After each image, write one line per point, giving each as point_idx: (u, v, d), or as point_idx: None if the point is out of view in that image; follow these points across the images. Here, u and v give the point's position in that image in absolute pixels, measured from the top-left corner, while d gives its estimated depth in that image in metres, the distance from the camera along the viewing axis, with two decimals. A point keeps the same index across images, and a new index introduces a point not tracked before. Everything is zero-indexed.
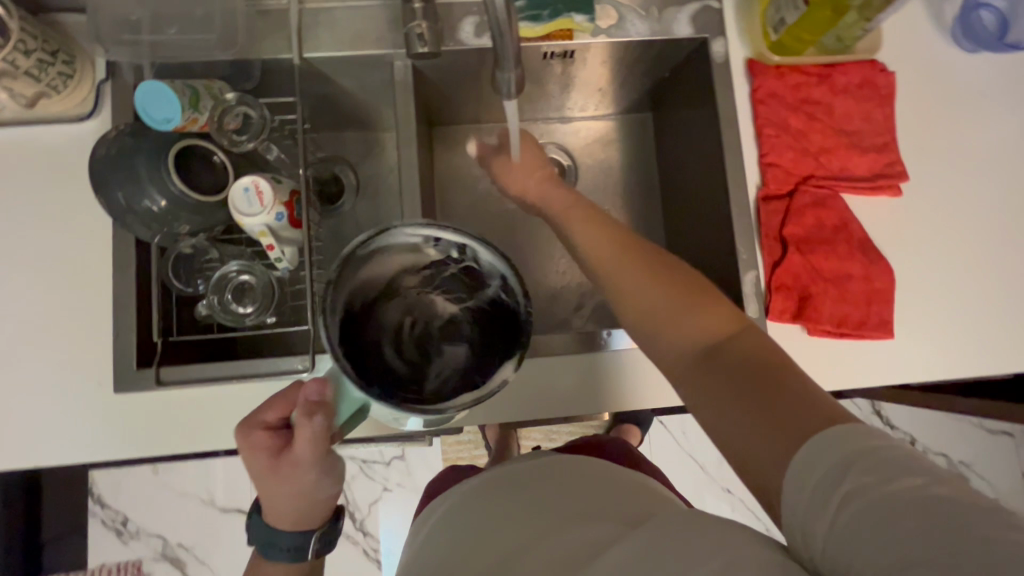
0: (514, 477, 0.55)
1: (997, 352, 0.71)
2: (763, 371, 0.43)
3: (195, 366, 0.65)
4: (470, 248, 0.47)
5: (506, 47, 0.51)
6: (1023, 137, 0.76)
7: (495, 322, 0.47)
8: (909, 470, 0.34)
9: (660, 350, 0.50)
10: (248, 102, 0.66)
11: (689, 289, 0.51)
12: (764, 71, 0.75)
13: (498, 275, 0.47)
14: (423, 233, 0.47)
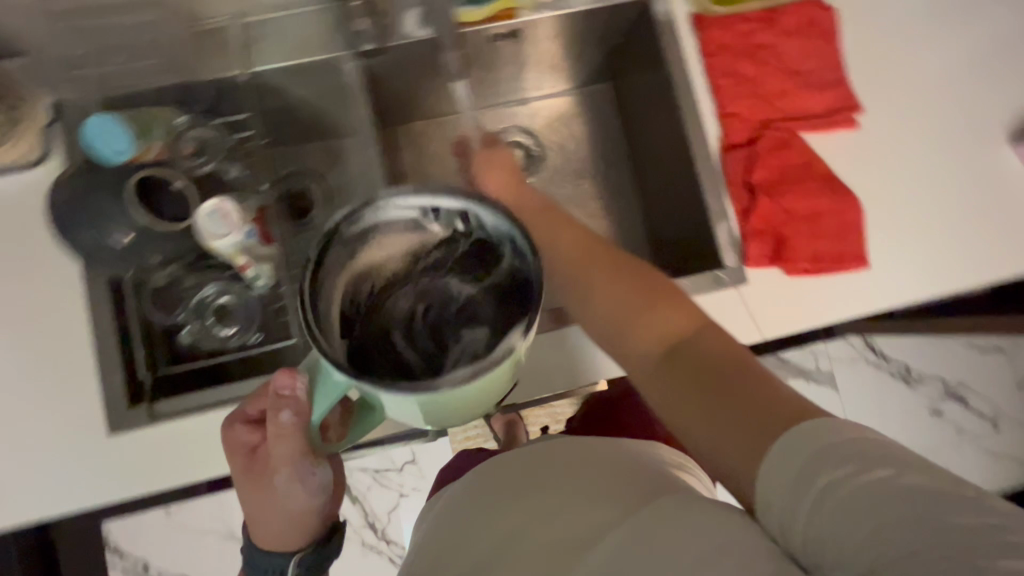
0: (502, 464, 0.56)
1: (969, 268, 0.73)
2: (734, 372, 0.44)
3: (187, 396, 0.65)
4: (473, 213, 0.43)
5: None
6: (967, 54, 0.78)
7: (511, 294, 0.43)
8: (874, 459, 0.36)
9: (628, 354, 0.51)
10: (200, 124, 0.67)
11: (655, 292, 0.52)
12: (709, 25, 0.76)
13: (508, 241, 0.43)
14: (419, 203, 0.43)
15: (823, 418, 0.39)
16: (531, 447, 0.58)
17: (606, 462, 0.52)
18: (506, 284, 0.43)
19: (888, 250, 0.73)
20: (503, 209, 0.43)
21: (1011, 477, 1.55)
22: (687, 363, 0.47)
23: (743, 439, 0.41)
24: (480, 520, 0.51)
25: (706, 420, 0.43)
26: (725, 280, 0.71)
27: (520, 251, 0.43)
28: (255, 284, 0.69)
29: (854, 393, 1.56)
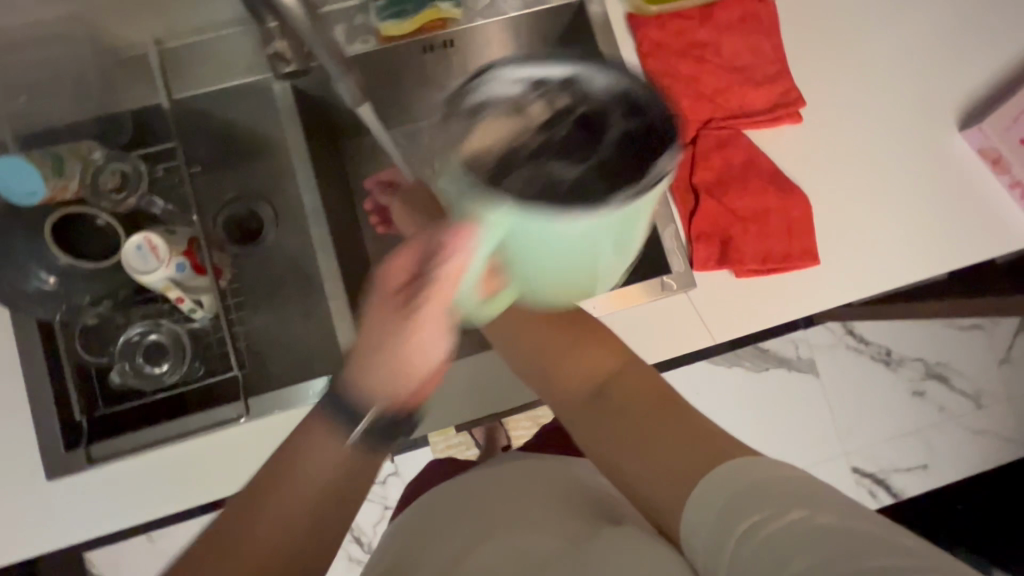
0: (450, 492, 0.57)
1: (921, 259, 0.72)
2: (650, 410, 0.50)
3: (126, 435, 0.64)
4: (579, 75, 0.37)
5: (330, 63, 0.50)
6: (908, 39, 0.76)
7: (637, 140, 0.35)
8: (794, 501, 0.35)
9: (561, 400, 0.57)
10: (118, 158, 0.64)
11: (578, 334, 0.58)
12: (645, 24, 0.74)
13: (621, 91, 0.37)
14: (522, 77, 0.37)
15: (738, 457, 0.41)
16: (481, 474, 0.59)
17: (544, 492, 0.53)
18: (633, 128, 0.35)
19: (838, 245, 0.72)
20: (614, 62, 0.37)
21: (997, 455, 1.54)
22: (610, 406, 0.53)
23: (666, 484, 0.44)
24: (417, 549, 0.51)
25: (633, 462, 0.48)
26: (671, 287, 0.69)
27: (636, 100, 0.36)
28: (194, 317, 0.67)
29: (836, 379, 1.55)
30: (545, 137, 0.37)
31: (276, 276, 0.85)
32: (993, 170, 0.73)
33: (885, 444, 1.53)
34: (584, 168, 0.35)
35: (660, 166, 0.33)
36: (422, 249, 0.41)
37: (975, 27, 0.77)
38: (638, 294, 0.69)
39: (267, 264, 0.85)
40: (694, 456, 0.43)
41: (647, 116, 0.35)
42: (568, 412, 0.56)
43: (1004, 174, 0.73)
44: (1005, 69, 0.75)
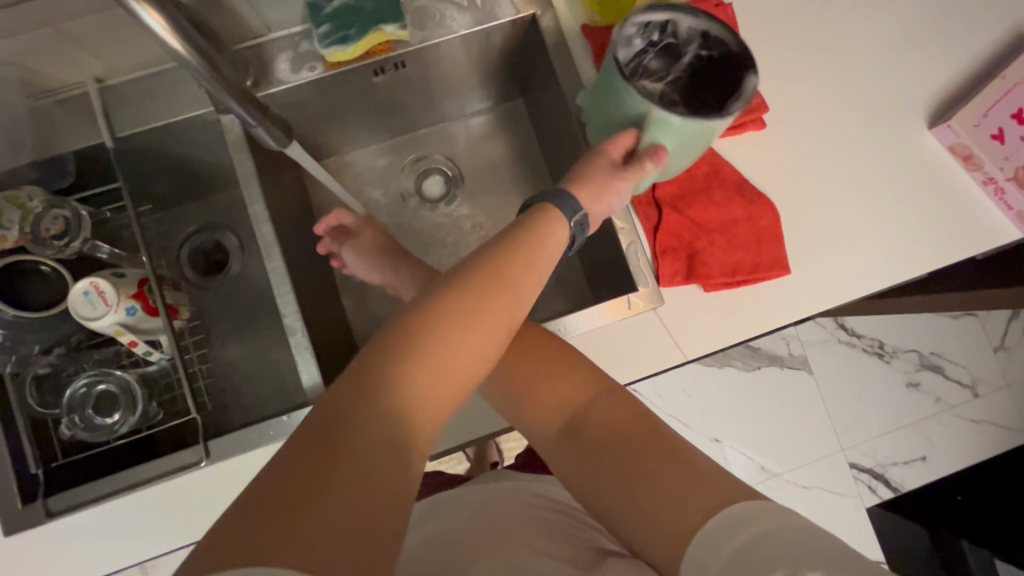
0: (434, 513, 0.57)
1: (897, 261, 0.70)
2: (632, 446, 0.49)
3: (84, 487, 0.62)
4: (670, 22, 0.62)
5: (245, 116, 0.56)
6: (871, 37, 0.74)
7: (714, 66, 0.62)
8: (806, 562, 0.36)
9: (534, 433, 0.55)
10: (57, 204, 0.61)
11: (547, 362, 0.55)
12: (600, 36, 0.70)
13: (697, 36, 0.62)
14: (636, 24, 0.61)
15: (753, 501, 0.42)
16: (466, 499, 0.59)
17: (528, 522, 0.54)
18: (703, 54, 0.62)
19: (810, 252, 0.70)
20: (695, 11, 0.60)
21: (999, 444, 1.51)
22: (587, 440, 0.51)
23: (663, 530, 0.43)
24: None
25: (623, 502, 0.47)
26: (637, 305, 0.67)
27: (710, 36, 0.61)
28: (151, 359, 0.66)
29: (830, 376, 1.52)
30: (651, 61, 0.65)
31: (243, 308, 0.83)
32: (965, 166, 0.71)
33: (884, 438, 1.50)
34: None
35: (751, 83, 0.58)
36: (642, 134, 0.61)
37: (940, 20, 0.75)
38: (604, 313, 0.67)
39: (232, 295, 0.84)
40: (688, 505, 0.43)
41: (715, 51, 0.61)
42: (543, 445, 0.54)
43: (976, 171, 0.71)
44: (970, 61, 0.73)
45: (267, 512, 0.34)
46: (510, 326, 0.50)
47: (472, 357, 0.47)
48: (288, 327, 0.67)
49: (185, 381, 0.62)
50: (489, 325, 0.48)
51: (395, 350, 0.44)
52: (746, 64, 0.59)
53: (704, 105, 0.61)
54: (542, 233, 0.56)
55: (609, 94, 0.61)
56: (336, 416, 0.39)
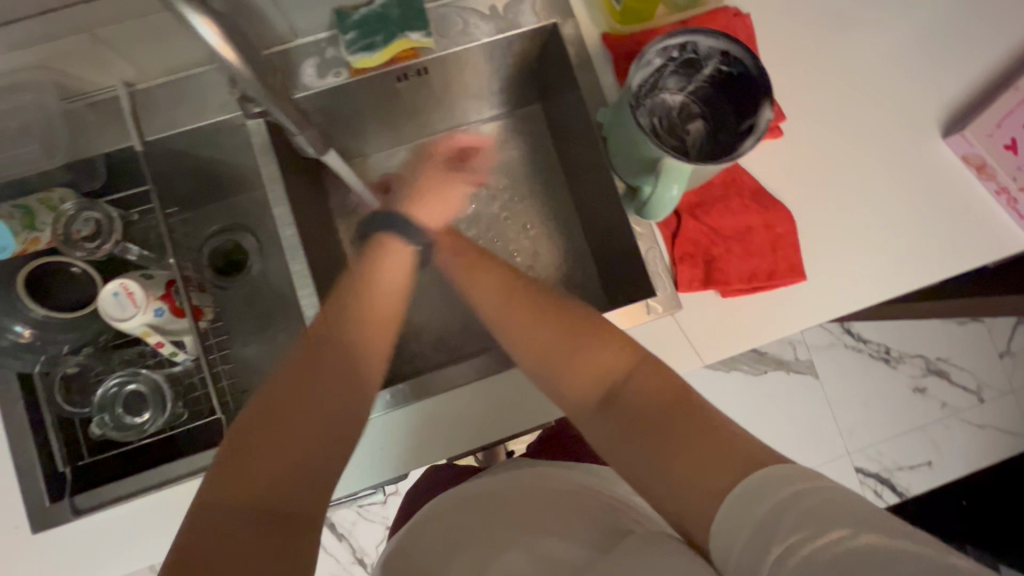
0: (465, 501, 0.59)
1: (911, 268, 0.71)
2: (662, 412, 0.50)
3: (110, 485, 0.63)
4: (689, 42, 0.61)
5: (286, 123, 0.56)
6: (886, 49, 0.75)
7: (731, 85, 0.63)
8: (834, 519, 0.37)
9: (568, 406, 0.58)
10: (88, 205, 0.62)
11: (585, 339, 0.58)
12: (620, 46, 0.72)
13: (717, 54, 0.61)
14: (654, 50, 0.61)
15: (775, 466, 0.42)
16: (496, 482, 0.61)
17: (556, 507, 0.55)
18: (722, 70, 0.63)
19: (825, 258, 0.71)
20: (715, 32, 0.59)
21: (1004, 449, 1.51)
22: (622, 411, 0.52)
23: (690, 497, 0.44)
24: (435, 553, 0.53)
25: (653, 469, 0.48)
26: (656, 309, 0.68)
27: (732, 55, 0.61)
28: (176, 359, 0.67)
29: (835, 380, 1.53)
30: (672, 80, 0.65)
31: (262, 308, 0.84)
32: (979, 176, 0.72)
33: (889, 442, 1.51)
34: (705, 94, 0.66)
35: (764, 117, 0.59)
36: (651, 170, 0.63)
37: (954, 32, 0.76)
38: (623, 316, 0.68)
39: (252, 295, 0.85)
40: (721, 466, 0.44)
41: (734, 70, 0.62)
42: (578, 418, 0.56)
43: (989, 180, 0.72)
44: (984, 71, 0.75)
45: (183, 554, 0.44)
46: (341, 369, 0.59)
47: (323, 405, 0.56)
48: None
49: (212, 383, 0.63)
50: (368, 340, 0.63)
51: (291, 374, 0.56)
52: (764, 92, 0.59)
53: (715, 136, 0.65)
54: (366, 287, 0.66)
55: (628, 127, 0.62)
56: (255, 431, 0.51)
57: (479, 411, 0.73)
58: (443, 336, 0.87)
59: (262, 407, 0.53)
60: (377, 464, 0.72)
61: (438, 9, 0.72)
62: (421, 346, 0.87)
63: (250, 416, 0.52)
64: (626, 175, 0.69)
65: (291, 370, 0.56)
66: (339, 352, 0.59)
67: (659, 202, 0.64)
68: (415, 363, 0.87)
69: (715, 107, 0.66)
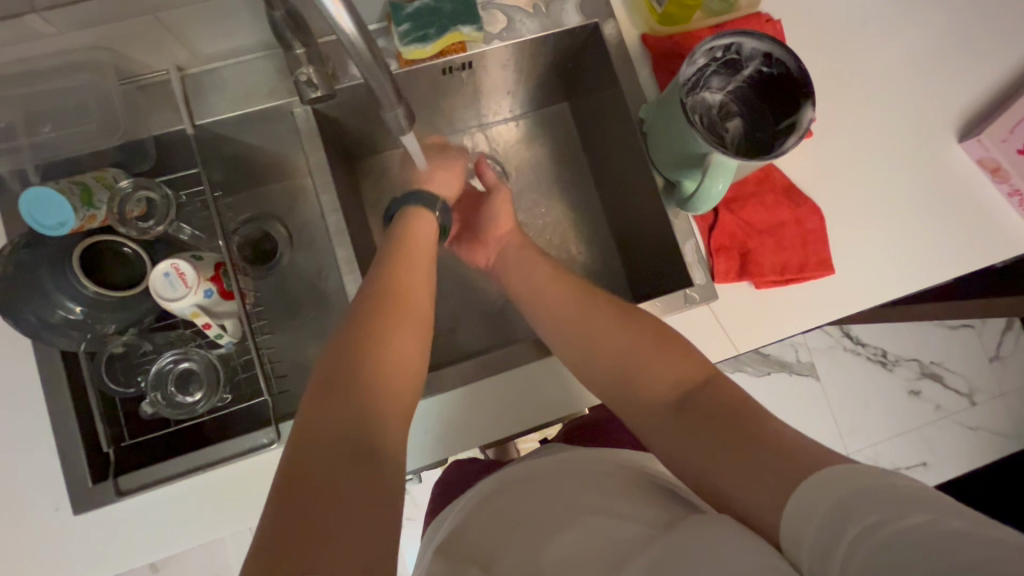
0: (513, 486, 0.59)
1: (930, 264, 0.75)
2: (737, 415, 0.51)
3: (153, 467, 0.63)
4: (734, 44, 0.64)
5: (386, 93, 0.49)
6: (902, 57, 0.80)
7: (771, 85, 0.66)
8: (913, 503, 0.37)
9: (632, 407, 0.60)
10: (144, 185, 0.63)
11: (656, 344, 0.62)
12: (659, 46, 0.74)
13: (759, 56, 0.65)
14: (701, 52, 0.64)
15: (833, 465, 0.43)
16: (544, 466, 0.60)
17: (606, 485, 0.56)
18: (763, 71, 0.66)
19: (852, 254, 0.74)
20: (760, 34, 0.62)
21: (999, 450, 1.52)
22: (687, 413, 0.55)
23: (756, 490, 0.46)
24: (494, 539, 0.54)
25: (715, 464, 0.50)
26: (695, 298, 0.71)
27: (773, 57, 0.64)
28: (220, 342, 0.67)
29: (836, 383, 1.54)
30: (714, 79, 0.68)
31: (295, 297, 0.85)
32: (993, 178, 0.76)
33: (887, 443, 1.52)
34: (744, 94, 0.69)
35: (806, 115, 0.62)
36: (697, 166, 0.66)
37: (964, 44, 0.80)
38: (662, 306, 0.70)
39: (284, 285, 0.85)
40: (787, 470, 0.45)
41: (775, 71, 0.65)
42: (641, 418, 0.59)
43: (1003, 182, 0.76)
44: (994, 82, 0.79)
45: (290, 487, 0.45)
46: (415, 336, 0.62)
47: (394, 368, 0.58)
48: None
49: (260, 363, 0.63)
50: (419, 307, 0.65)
51: (355, 336, 0.58)
52: (806, 92, 0.63)
53: (756, 134, 0.68)
54: (410, 254, 0.70)
55: (676, 127, 0.65)
56: (331, 384, 0.53)
57: (515, 399, 0.73)
58: (470, 326, 0.89)
59: (334, 364, 0.55)
60: (415, 450, 0.73)
61: (485, 5, 0.74)
62: (449, 337, 0.88)
63: (322, 374, 0.55)
64: (665, 169, 0.72)
65: (354, 337, 0.58)
66: (393, 317, 0.61)
67: (702, 197, 0.67)
68: (443, 354, 0.87)
69: (754, 107, 0.69)
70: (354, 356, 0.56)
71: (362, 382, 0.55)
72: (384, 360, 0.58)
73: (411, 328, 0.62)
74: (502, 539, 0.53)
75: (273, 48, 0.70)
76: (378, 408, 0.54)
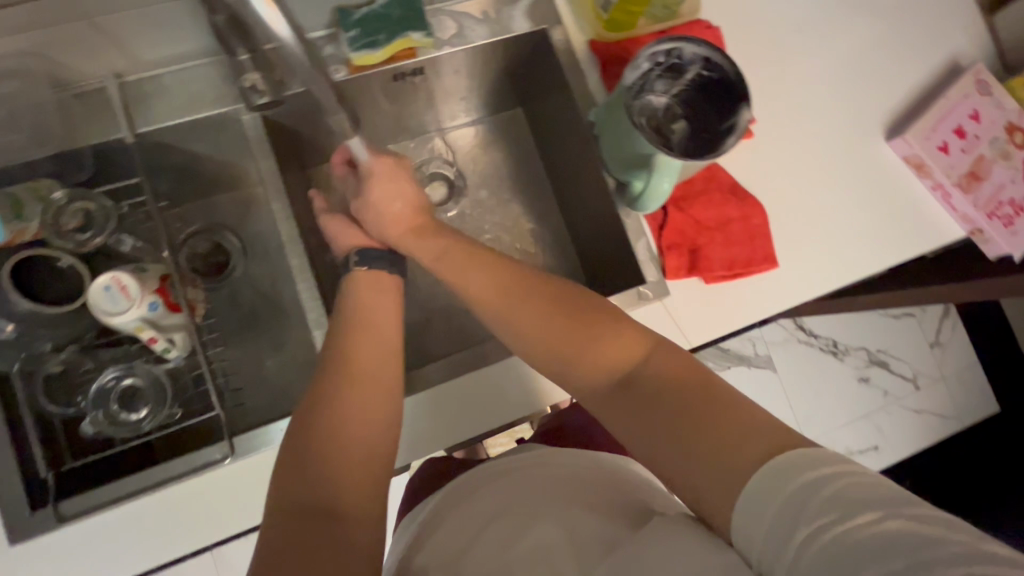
0: (476, 483, 0.59)
1: (865, 257, 0.79)
2: (690, 396, 0.50)
3: (98, 489, 0.59)
4: (674, 48, 0.67)
5: (326, 96, 0.48)
6: (834, 62, 0.84)
7: (711, 89, 0.69)
8: (863, 504, 0.39)
9: (580, 387, 0.57)
10: (81, 196, 0.62)
11: (597, 324, 0.58)
12: (606, 51, 0.77)
13: (699, 60, 0.68)
14: (645, 55, 0.66)
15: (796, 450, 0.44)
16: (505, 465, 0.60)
17: (576, 498, 0.54)
18: (703, 76, 0.69)
19: (794, 247, 0.78)
20: (698, 38, 0.66)
21: (939, 430, 1.61)
22: (638, 393, 0.52)
23: (717, 478, 0.45)
24: (461, 539, 0.54)
25: (675, 450, 0.48)
26: (648, 296, 0.73)
27: (712, 62, 0.67)
28: (168, 356, 0.64)
29: (792, 374, 1.58)
30: (659, 82, 0.70)
31: (248, 308, 0.83)
32: (918, 174, 0.82)
33: (842, 429, 1.57)
34: (687, 97, 0.71)
35: (744, 116, 0.65)
36: (646, 164, 0.67)
37: (888, 51, 0.86)
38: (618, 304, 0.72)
39: (237, 297, 0.83)
40: (743, 454, 0.45)
41: (714, 75, 0.68)
42: (590, 399, 0.56)
43: (927, 178, 0.82)
44: (915, 84, 0.85)
45: None
46: (382, 395, 0.57)
47: (361, 444, 0.53)
48: (312, 322, 0.68)
49: (210, 375, 0.60)
50: (379, 374, 0.58)
51: (313, 424, 0.53)
52: (743, 94, 0.66)
53: (700, 135, 0.70)
54: (368, 298, 0.64)
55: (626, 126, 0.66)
56: (288, 492, 0.49)
57: (476, 401, 0.73)
58: (431, 330, 0.88)
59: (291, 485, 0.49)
60: None
61: (434, 12, 0.74)
62: (409, 343, 0.87)
63: (276, 479, 0.50)
64: (616, 171, 0.73)
65: (302, 432, 0.52)
66: (346, 391, 0.55)
67: (651, 194, 0.69)
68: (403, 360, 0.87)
69: (697, 109, 0.71)
70: (310, 452, 0.51)
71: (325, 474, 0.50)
72: (336, 453, 0.52)
73: (368, 404, 0.55)
74: (468, 538, 0.53)
75: (217, 54, 0.69)
76: (344, 498, 0.50)
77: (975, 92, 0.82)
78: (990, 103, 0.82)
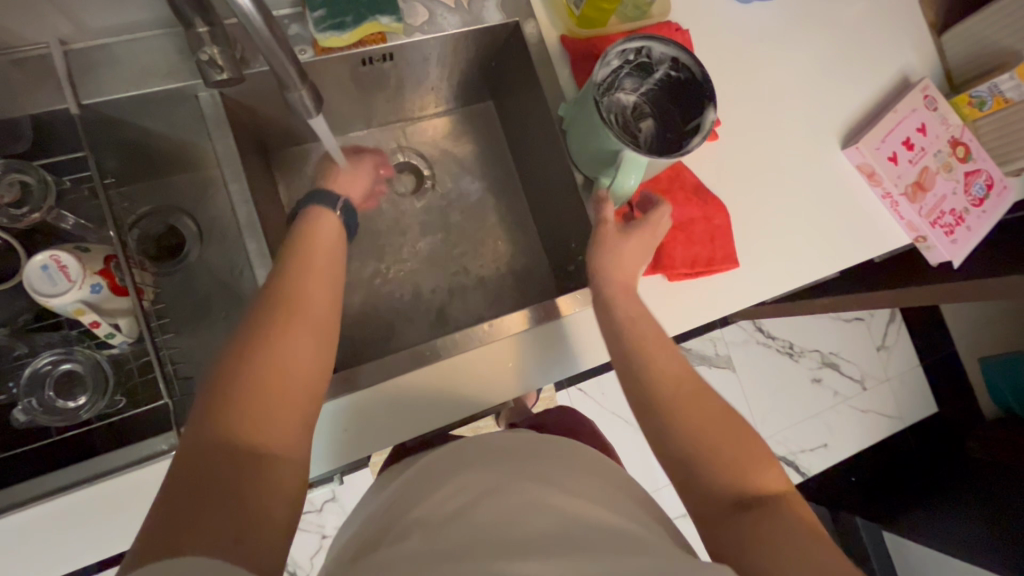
0: (464, 463, 0.53)
1: (822, 258, 0.83)
2: (806, 529, 0.49)
3: (33, 482, 0.55)
4: (644, 47, 0.68)
5: (286, 73, 0.47)
6: (794, 71, 0.88)
7: (678, 89, 0.71)
8: None
9: (703, 482, 0.53)
10: (18, 168, 0.58)
11: (744, 439, 0.56)
12: (576, 49, 0.77)
13: (668, 61, 0.69)
14: (615, 52, 0.67)
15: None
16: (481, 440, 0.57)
17: (544, 461, 0.53)
18: (671, 76, 0.70)
19: (750, 250, 0.80)
20: (667, 38, 0.67)
21: (884, 429, 1.70)
22: (762, 510, 0.50)
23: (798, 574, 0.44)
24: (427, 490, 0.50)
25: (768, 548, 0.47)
26: None
27: (680, 62, 0.68)
28: (113, 342, 0.61)
29: (749, 374, 1.63)
30: (628, 80, 0.71)
31: (202, 295, 0.79)
32: (869, 182, 0.85)
33: (796, 427, 1.63)
34: (655, 96, 0.72)
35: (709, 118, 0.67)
36: (613, 159, 0.68)
37: (843, 63, 0.90)
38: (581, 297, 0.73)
39: (192, 281, 0.80)
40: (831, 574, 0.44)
41: (683, 75, 0.69)
42: (701, 492, 0.53)
43: (877, 186, 0.85)
44: (869, 97, 0.89)
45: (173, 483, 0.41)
46: (324, 331, 0.55)
47: (306, 370, 0.52)
48: None
49: (157, 360, 0.57)
50: (321, 325, 0.55)
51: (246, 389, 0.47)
52: (709, 96, 0.67)
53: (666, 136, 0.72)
54: (312, 233, 0.63)
55: (593, 121, 0.66)
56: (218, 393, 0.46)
57: (439, 392, 0.72)
58: (393, 321, 0.86)
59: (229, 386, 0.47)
60: (336, 450, 0.70)
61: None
62: (372, 335, 0.85)
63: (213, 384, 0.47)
64: (584, 166, 0.74)
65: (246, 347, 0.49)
66: (294, 336, 0.51)
67: (616, 192, 0.70)
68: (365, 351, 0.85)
69: (664, 109, 0.72)
70: (241, 383, 0.47)
71: (255, 461, 0.44)
72: (281, 371, 0.49)
73: (316, 339, 0.53)
74: (462, 503, 0.46)
75: (175, 27, 0.66)
76: (283, 425, 0.48)
77: (922, 106, 0.86)
78: (936, 117, 0.87)
